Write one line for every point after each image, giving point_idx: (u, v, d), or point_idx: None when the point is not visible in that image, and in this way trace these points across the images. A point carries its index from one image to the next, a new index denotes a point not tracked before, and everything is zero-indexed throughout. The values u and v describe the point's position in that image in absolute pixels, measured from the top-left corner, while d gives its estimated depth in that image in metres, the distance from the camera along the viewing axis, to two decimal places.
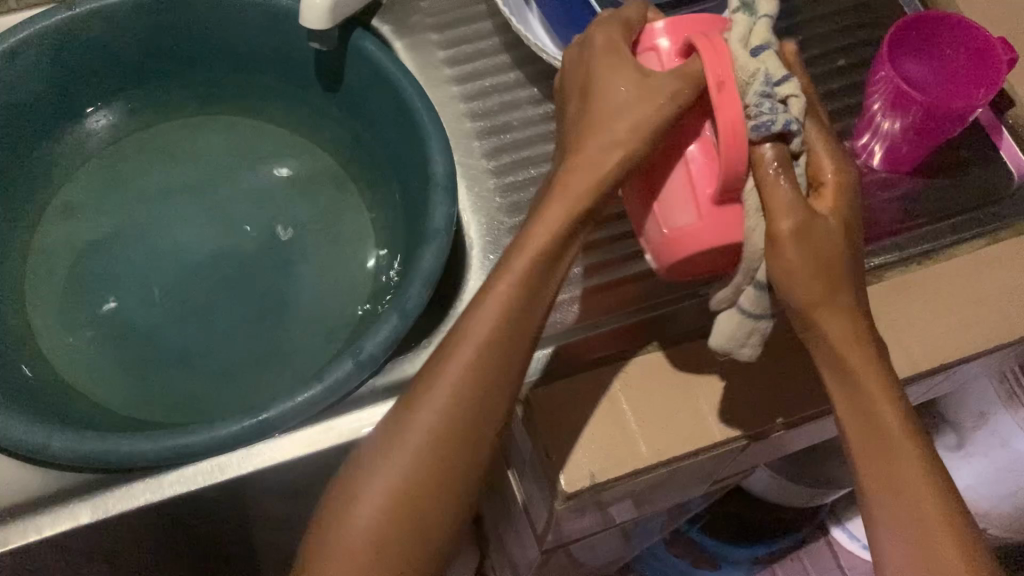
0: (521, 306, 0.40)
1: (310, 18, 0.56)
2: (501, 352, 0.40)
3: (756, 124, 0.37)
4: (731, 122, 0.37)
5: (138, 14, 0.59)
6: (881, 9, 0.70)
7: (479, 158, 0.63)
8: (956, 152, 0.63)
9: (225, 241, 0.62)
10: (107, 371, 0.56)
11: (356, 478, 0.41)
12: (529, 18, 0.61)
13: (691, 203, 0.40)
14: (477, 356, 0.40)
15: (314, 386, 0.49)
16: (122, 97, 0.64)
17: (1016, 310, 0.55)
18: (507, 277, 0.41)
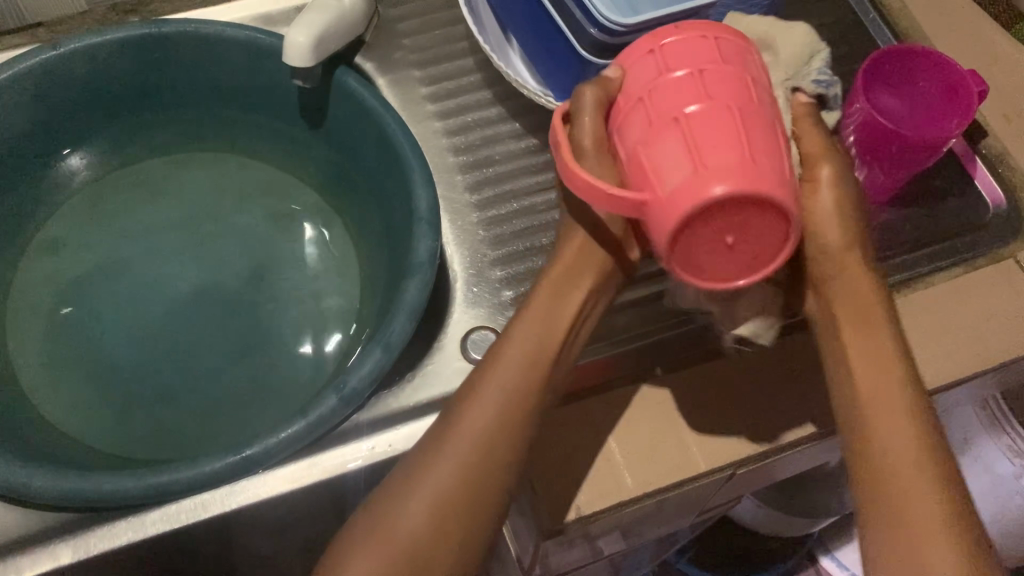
0: (541, 329, 0.44)
1: (294, 56, 0.57)
2: (523, 369, 0.44)
3: (817, 81, 0.44)
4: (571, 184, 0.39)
5: (123, 53, 0.59)
6: (854, 42, 0.72)
7: (461, 192, 0.63)
8: (930, 181, 0.64)
9: (209, 276, 0.62)
10: (91, 409, 0.56)
11: (395, 486, 0.43)
12: (510, 56, 0.63)
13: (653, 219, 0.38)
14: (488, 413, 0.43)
15: (298, 422, 0.49)
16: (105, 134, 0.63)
17: (991, 337, 0.56)
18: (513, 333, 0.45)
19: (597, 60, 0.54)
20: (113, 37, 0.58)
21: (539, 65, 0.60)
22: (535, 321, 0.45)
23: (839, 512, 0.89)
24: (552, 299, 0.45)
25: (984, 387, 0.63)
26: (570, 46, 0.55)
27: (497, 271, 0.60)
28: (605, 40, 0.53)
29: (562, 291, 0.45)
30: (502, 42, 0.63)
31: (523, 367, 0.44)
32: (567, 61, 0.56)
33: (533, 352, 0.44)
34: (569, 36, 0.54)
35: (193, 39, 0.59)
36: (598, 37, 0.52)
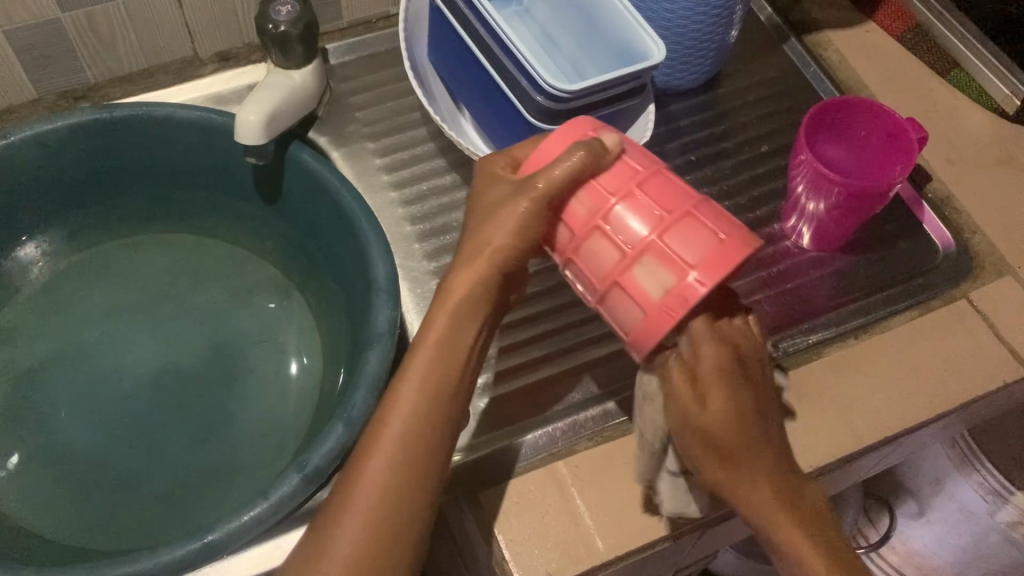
0: (459, 324, 0.45)
1: (246, 134, 0.57)
2: (440, 381, 0.44)
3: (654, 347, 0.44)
4: (572, 238, 0.43)
5: (73, 139, 0.59)
6: (797, 94, 0.73)
7: (420, 260, 0.63)
8: (883, 226, 0.66)
9: (169, 357, 0.62)
10: (50, 502, 0.54)
11: (326, 528, 0.42)
12: (463, 125, 0.64)
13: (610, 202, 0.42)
14: (405, 433, 0.43)
15: (260, 503, 0.48)
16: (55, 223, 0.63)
17: (950, 378, 0.57)
18: (434, 328, 0.45)
19: (544, 125, 0.55)
20: (63, 123, 0.58)
21: (489, 132, 0.61)
22: (442, 341, 0.45)
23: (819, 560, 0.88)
24: (451, 330, 0.45)
25: (952, 427, 0.63)
26: (518, 115, 0.56)
27: None
28: (550, 106, 0.54)
29: (462, 316, 0.45)
30: (454, 112, 0.64)
31: (449, 358, 0.45)
32: (517, 128, 0.57)
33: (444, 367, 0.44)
34: (517, 104, 0.55)
35: (145, 120, 0.59)
36: (543, 104, 0.53)
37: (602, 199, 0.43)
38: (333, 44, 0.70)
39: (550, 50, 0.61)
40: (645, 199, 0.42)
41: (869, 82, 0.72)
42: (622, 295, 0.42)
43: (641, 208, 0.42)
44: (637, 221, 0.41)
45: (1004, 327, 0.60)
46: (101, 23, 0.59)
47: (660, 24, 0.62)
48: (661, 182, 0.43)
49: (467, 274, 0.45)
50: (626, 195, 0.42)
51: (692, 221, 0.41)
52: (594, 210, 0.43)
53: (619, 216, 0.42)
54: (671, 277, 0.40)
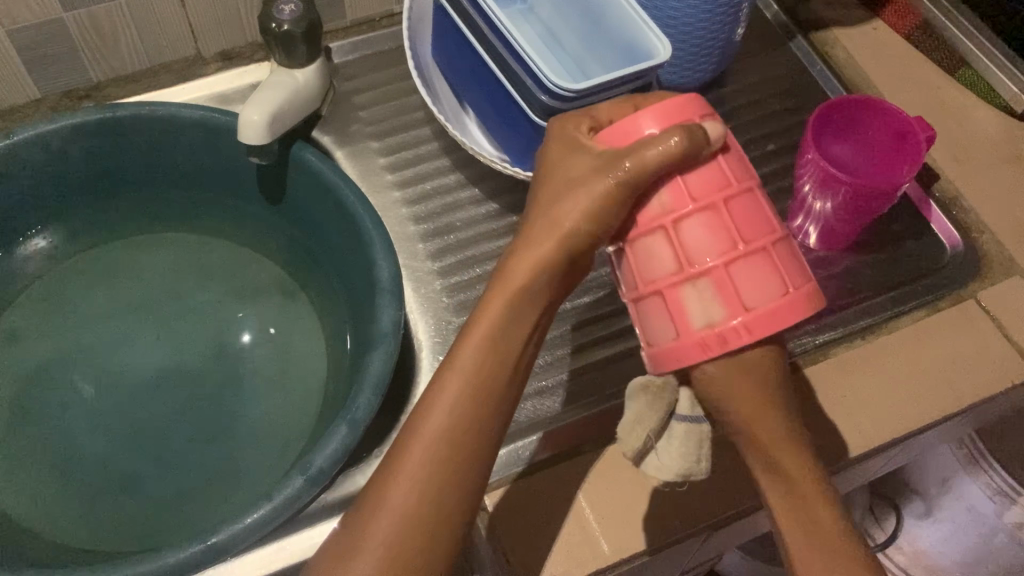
0: (513, 311, 0.44)
1: (249, 133, 0.57)
2: (486, 375, 0.43)
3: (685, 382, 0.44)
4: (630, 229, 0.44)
5: (76, 138, 0.58)
6: (804, 92, 0.73)
7: (423, 260, 0.63)
8: (890, 226, 0.65)
9: (174, 357, 0.62)
10: (55, 503, 0.54)
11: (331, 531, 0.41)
12: (466, 124, 0.64)
13: (697, 214, 0.42)
14: (450, 422, 0.42)
15: (264, 505, 0.48)
16: (59, 223, 0.63)
17: (958, 379, 0.57)
18: (488, 314, 0.44)
19: (549, 125, 0.54)
20: (67, 122, 0.58)
21: (494, 131, 0.61)
22: (494, 329, 0.44)
23: None
24: (506, 316, 0.44)
25: (959, 428, 0.63)
26: (523, 114, 0.56)
27: None
28: (554, 105, 0.53)
29: (520, 304, 0.44)
30: (458, 111, 0.64)
31: (499, 349, 0.43)
32: (521, 127, 0.57)
33: (494, 358, 0.43)
34: (521, 103, 0.55)
35: (148, 119, 0.59)
36: (548, 104, 0.53)
37: (682, 202, 0.43)
38: (336, 42, 0.70)
39: (554, 47, 0.60)
40: (726, 219, 0.42)
41: (876, 81, 0.71)
42: (661, 304, 0.43)
43: (713, 223, 0.42)
44: (703, 239, 0.42)
45: (1013, 328, 0.59)
46: (104, 22, 0.59)
47: (665, 22, 0.62)
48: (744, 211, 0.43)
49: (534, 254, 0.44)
50: (705, 209, 0.42)
51: (760, 258, 0.42)
52: (671, 212, 0.43)
53: (694, 230, 0.42)
54: (720, 311, 0.41)
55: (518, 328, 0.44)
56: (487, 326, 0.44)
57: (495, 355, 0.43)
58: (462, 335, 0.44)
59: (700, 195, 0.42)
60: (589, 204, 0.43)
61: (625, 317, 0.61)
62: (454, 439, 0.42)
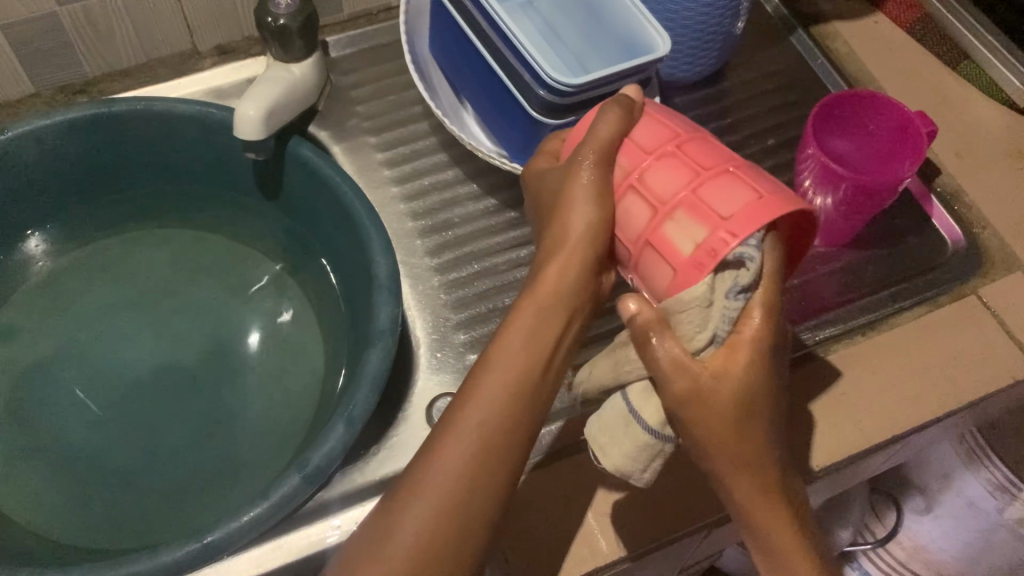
0: (545, 318, 0.43)
1: (245, 128, 0.56)
2: (520, 387, 0.42)
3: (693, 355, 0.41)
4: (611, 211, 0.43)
5: (72, 133, 0.58)
6: (804, 87, 0.72)
7: (421, 256, 0.63)
8: (892, 222, 0.65)
9: (170, 353, 0.61)
10: (51, 500, 0.54)
11: None
12: (465, 119, 0.63)
13: (652, 160, 0.42)
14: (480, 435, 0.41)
15: (261, 503, 0.47)
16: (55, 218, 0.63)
17: (960, 376, 0.56)
18: (514, 328, 0.43)
19: (547, 120, 0.54)
20: (61, 117, 0.57)
21: (492, 126, 0.61)
22: (525, 338, 0.43)
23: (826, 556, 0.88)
24: (532, 328, 0.43)
25: (960, 424, 0.63)
26: (521, 109, 0.55)
27: (460, 334, 0.60)
28: (553, 100, 0.53)
29: (549, 313, 0.43)
30: (456, 105, 0.64)
31: (531, 362, 0.43)
32: (519, 122, 0.56)
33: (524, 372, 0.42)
34: (519, 98, 0.54)
35: (144, 114, 0.59)
36: (546, 99, 0.52)
37: (639, 151, 0.42)
38: (333, 36, 0.69)
39: (554, 43, 0.58)
40: (683, 155, 0.41)
41: (878, 75, 0.71)
42: (653, 254, 0.40)
43: (673, 161, 0.41)
44: (669, 176, 0.41)
45: (1014, 324, 0.59)
46: (99, 16, 0.59)
47: (665, 15, 0.61)
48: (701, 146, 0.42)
49: (554, 270, 0.44)
50: (658, 150, 0.42)
51: (729, 177, 0.40)
52: (634, 166, 0.42)
53: (655, 172, 0.41)
54: (703, 231, 0.38)
55: (545, 341, 0.43)
56: (513, 345, 0.43)
57: (527, 364, 0.43)
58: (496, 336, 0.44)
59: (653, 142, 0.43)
60: (593, 214, 0.42)
61: (626, 313, 0.60)
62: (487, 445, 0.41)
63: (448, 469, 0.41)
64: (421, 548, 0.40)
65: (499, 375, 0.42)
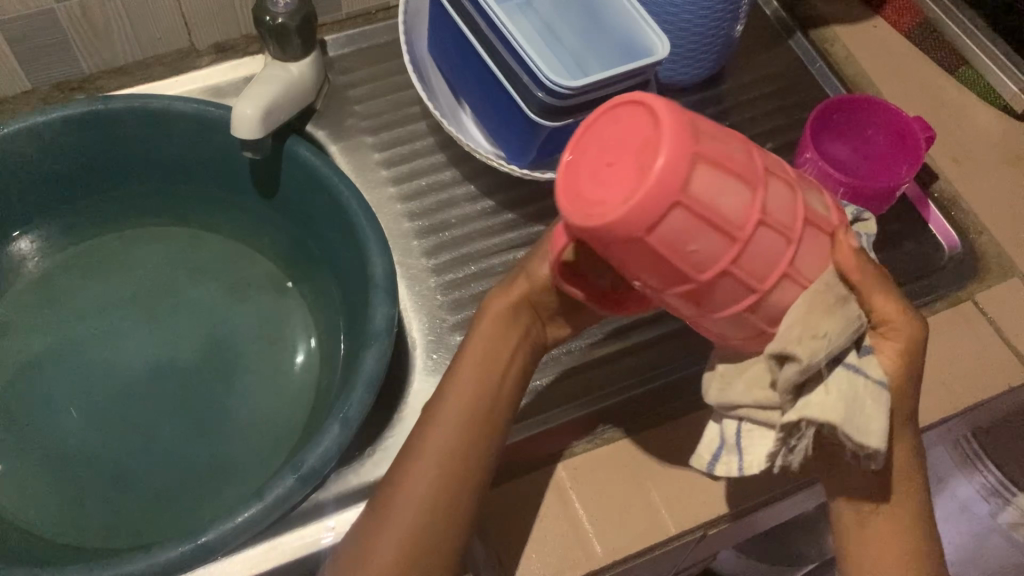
0: (492, 345, 0.46)
1: (242, 127, 0.56)
2: (476, 404, 0.44)
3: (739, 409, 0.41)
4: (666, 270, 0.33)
5: (67, 131, 0.58)
6: (803, 91, 0.72)
7: (418, 257, 0.63)
8: (889, 226, 0.65)
9: (165, 353, 0.61)
10: (45, 499, 0.54)
11: None
12: (462, 120, 0.63)
13: (718, 189, 0.32)
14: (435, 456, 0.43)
15: (255, 504, 0.47)
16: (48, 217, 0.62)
17: (956, 381, 0.56)
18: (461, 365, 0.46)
19: (545, 122, 0.54)
20: (57, 114, 0.57)
21: (489, 128, 0.60)
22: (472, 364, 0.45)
23: (819, 559, 0.88)
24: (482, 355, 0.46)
25: (957, 429, 0.63)
26: (518, 111, 0.55)
27: (456, 336, 0.60)
28: (551, 102, 0.53)
29: (494, 343, 0.46)
30: (454, 106, 0.64)
31: (480, 384, 0.45)
32: (517, 124, 0.56)
33: (474, 392, 0.45)
34: (517, 99, 0.54)
35: (139, 112, 0.58)
36: (545, 101, 0.52)
37: (681, 157, 0.31)
38: (332, 36, 0.69)
39: (550, 41, 0.58)
40: (723, 157, 0.33)
41: (876, 80, 0.71)
42: (729, 286, 0.34)
43: (724, 179, 0.32)
44: (727, 195, 0.32)
45: (1010, 330, 0.59)
46: (95, 14, 0.58)
47: (664, 18, 0.61)
48: (682, 134, 0.32)
49: (498, 300, 0.47)
50: (704, 161, 0.32)
51: (789, 191, 0.35)
52: (693, 197, 0.32)
53: (711, 224, 0.32)
54: (792, 247, 0.34)
55: (494, 363, 0.46)
56: (471, 356, 0.46)
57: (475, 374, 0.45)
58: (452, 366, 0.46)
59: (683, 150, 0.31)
60: (540, 255, 0.46)
61: (622, 316, 0.61)
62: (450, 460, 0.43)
63: (438, 467, 0.43)
64: (407, 542, 0.41)
65: (456, 389, 0.45)
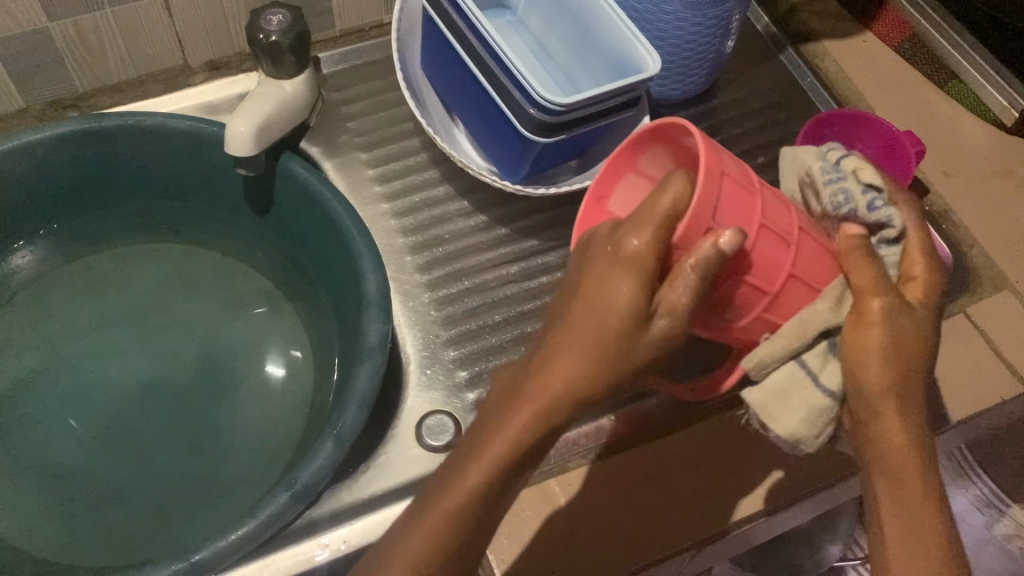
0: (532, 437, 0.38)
1: (236, 145, 0.56)
2: (478, 505, 0.39)
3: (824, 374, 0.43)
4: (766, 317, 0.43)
5: (61, 148, 0.57)
6: (794, 104, 0.73)
7: (412, 273, 0.63)
8: None
9: (160, 370, 0.61)
10: (38, 519, 0.54)
11: None
12: (456, 136, 0.64)
13: (793, 258, 0.42)
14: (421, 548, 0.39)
15: (247, 522, 0.47)
16: (34, 240, 0.62)
17: (946, 395, 0.57)
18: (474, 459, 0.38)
19: (537, 138, 0.54)
20: (50, 132, 0.56)
21: (482, 143, 0.61)
22: (490, 462, 0.38)
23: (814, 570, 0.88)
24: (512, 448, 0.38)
25: (950, 441, 0.63)
26: (510, 126, 0.55)
27: (450, 351, 0.60)
28: (543, 118, 0.53)
29: (530, 433, 0.38)
30: (447, 123, 0.64)
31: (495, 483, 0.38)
32: (509, 138, 0.56)
33: (483, 495, 0.38)
34: (509, 115, 0.54)
35: (131, 129, 0.58)
36: (538, 117, 0.53)
37: (761, 263, 0.41)
38: (326, 52, 0.70)
39: (545, 60, 0.61)
40: (771, 225, 0.41)
41: (866, 94, 0.71)
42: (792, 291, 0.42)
43: (777, 247, 0.41)
44: (773, 254, 0.41)
45: (1001, 343, 0.59)
46: (88, 32, 0.59)
47: (654, 34, 0.61)
48: (746, 225, 0.40)
49: (554, 379, 0.38)
50: (765, 241, 0.41)
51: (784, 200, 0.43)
52: (766, 286, 0.41)
53: (777, 263, 0.41)
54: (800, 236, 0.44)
55: (522, 458, 0.39)
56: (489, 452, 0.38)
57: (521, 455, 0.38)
58: (467, 453, 0.39)
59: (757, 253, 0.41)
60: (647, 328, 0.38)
61: None
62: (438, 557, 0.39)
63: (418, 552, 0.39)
64: None
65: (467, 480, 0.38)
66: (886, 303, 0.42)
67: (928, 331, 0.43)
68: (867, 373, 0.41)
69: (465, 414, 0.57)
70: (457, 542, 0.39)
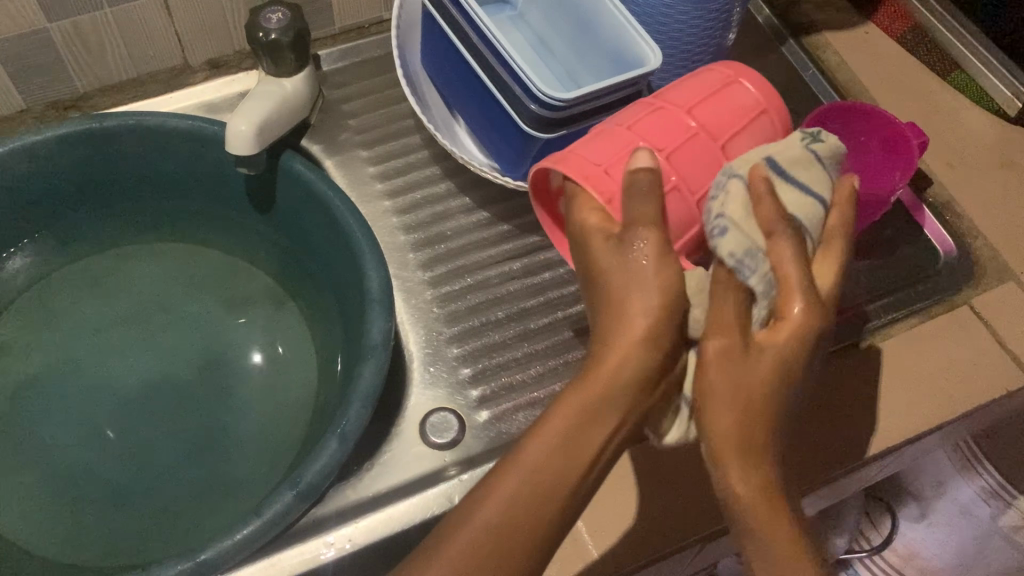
0: (593, 402, 0.38)
1: (236, 144, 0.56)
2: (552, 483, 0.38)
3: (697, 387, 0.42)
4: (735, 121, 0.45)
5: (63, 149, 0.57)
6: (795, 97, 0.72)
7: (414, 270, 0.63)
8: (883, 231, 0.64)
9: (163, 370, 0.61)
10: (45, 520, 0.54)
11: None
12: (457, 133, 0.63)
13: (700, 122, 0.45)
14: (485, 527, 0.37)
15: (253, 521, 0.47)
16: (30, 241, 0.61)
17: (950, 388, 0.56)
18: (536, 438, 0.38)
19: (538, 134, 0.54)
20: (52, 134, 0.56)
21: (483, 139, 0.60)
22: (554, 439, 0.38)
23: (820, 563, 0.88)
24: (574, 425, 0.38)
25: (955, 434, 0.63)
26: (512, 122, 0.55)
27: (453, 348, 0.60)
28: (544, 113, 0.53)
29: (589, 415, 0.38)
30: (448, 119, 0.64)
31: (561, 462, 0.38)
32: (510, 134, 0.56)
33: (546, 474, 0.38)
34: (511, 111, 0.54)
35: (133, 129, 0.58)
36: (538, 112, 0.52)
37: (674, 137, 0.44)
38: (325, 50, 0.69)
39: (544, 55, 0.61)
40: (660, 116, 0.45)
41: (868, 85, 0.71)
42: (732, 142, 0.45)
43: (670, 124, 0.44)
44: (673, 129, 0.44)
45: (1006, 335, 0.59)
46: (89, 32, 0.59)
47: (656, 28, 0.61)
48: (644, 132, 0.44)
49: (617, 342, 0.38)
50: (659, 123, 0.45)
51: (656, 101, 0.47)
52: (694, 128, 0.44)
53: (691, 137, 0.44)
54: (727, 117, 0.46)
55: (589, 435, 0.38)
56: (553, 430, 0.38)
57: (575, 432, 0.38)
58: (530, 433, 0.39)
59: (669, 136, 0.44)
60: (656, 297, 0.38)
61: None
62: (502, 534, 0.37)
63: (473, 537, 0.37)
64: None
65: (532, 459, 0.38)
66: (718, 346, 0.39)
67: (776, 384, 0.39)
68: (717, 420, 0.39)
69: (470, 412, 0.57)
70: (535, 521, 0.37)
